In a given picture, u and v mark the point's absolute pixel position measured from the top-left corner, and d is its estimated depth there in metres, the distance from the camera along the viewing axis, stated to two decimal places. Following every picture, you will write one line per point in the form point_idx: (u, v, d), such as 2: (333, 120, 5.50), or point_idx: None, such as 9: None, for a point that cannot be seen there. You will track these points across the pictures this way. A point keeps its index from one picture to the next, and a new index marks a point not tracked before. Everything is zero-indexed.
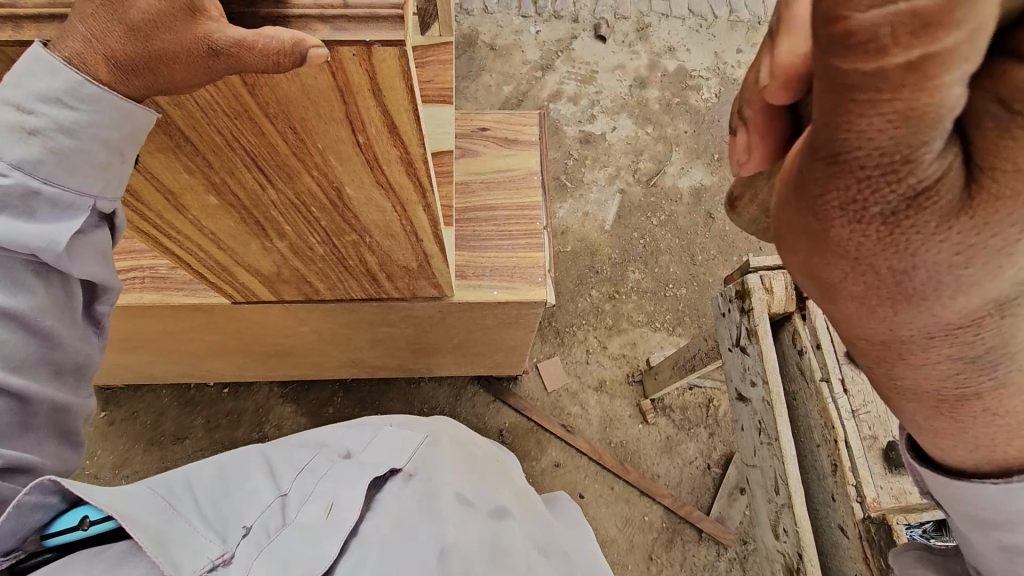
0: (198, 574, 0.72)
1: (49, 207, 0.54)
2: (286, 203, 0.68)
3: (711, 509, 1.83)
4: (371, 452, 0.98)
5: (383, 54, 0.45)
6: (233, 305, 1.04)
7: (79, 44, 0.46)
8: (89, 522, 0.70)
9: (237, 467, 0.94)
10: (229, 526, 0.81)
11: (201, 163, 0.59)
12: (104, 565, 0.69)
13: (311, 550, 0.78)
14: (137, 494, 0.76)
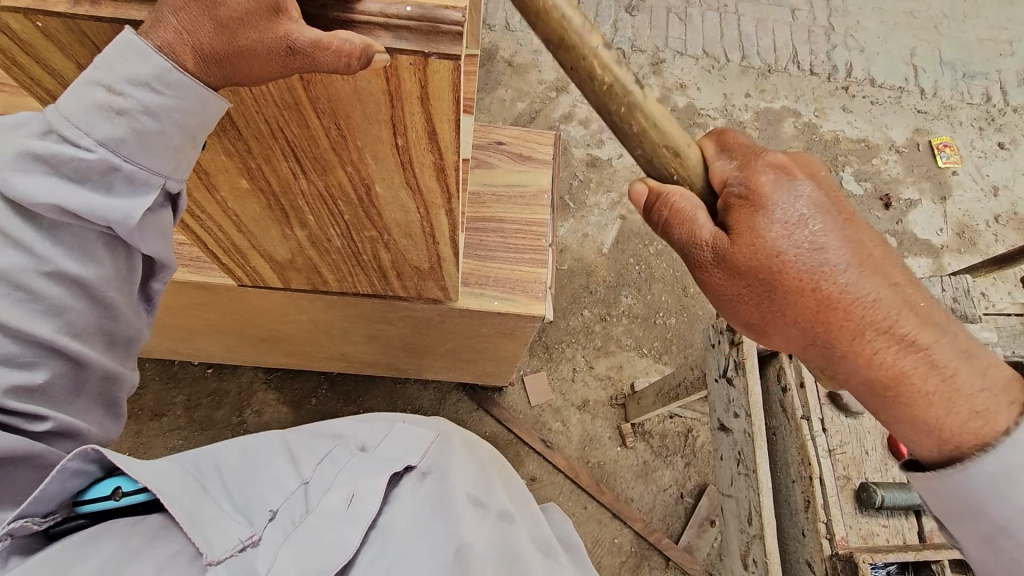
0: (230, 553, 0.80)
1: (125, 182, 0.57)
2: (314, 195, 0.70)
3: (679, 538, 1.86)
4: (389, 447, 1.02)
5: (438, 66, 0.48)
6: (239, 287, 1.05)
7: (171, 36, 0.50)
8: (121, 493, 0.78)
9: (259, 450, 1.00)
10: (256, 508, 0.89)
11: (241, 148, 0.61)
12: (140, 536, 0.79)
13: (334, 538, 0.85)
14: (163, 473, 0.84)
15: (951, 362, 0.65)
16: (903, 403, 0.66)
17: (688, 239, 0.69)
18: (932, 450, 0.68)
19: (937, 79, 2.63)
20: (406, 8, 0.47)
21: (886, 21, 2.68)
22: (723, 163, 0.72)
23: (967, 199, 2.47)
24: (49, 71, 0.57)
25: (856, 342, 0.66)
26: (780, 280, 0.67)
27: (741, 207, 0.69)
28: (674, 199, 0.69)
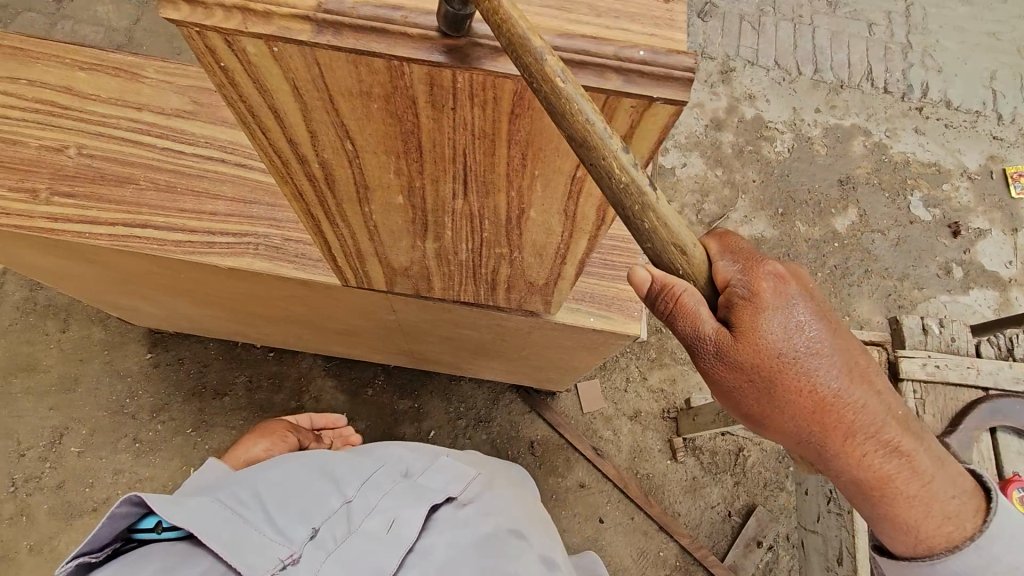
0: (271, 572, 0.87)
1: None
2: (464, 214, 0.70)
3: (725, 556, 1.85)
4: (429, 477, 1.11)
5: (660, 110, 0.47)
6: (342, 286, 1.06)
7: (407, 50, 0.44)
8: (162, 527, 0.92)
9: (300, 472, 1.06)
10: (297, 527, 0.96)
11: (414, 168, 0.61)
12: (181, 555, 0.88)
13: (373, 558, 0.91)
14: (202, 507, 0.92)
15: (926, 469, 0.74)
16: (885, 498, 0.75)
17: (695, 334, 0.66)
18: (894, 531, 0.79)
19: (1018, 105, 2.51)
20: (640, 52, 0.45)
21: (967, 42, 2.57)
22: (728, 262, 0.67)
23: None
24: (239, 95, 0.52)
25: (852, 449, 0.71)
26: (781, 385, 0.68)
27: (745, 308, 0.66)
28: (677, 292, 0.63)
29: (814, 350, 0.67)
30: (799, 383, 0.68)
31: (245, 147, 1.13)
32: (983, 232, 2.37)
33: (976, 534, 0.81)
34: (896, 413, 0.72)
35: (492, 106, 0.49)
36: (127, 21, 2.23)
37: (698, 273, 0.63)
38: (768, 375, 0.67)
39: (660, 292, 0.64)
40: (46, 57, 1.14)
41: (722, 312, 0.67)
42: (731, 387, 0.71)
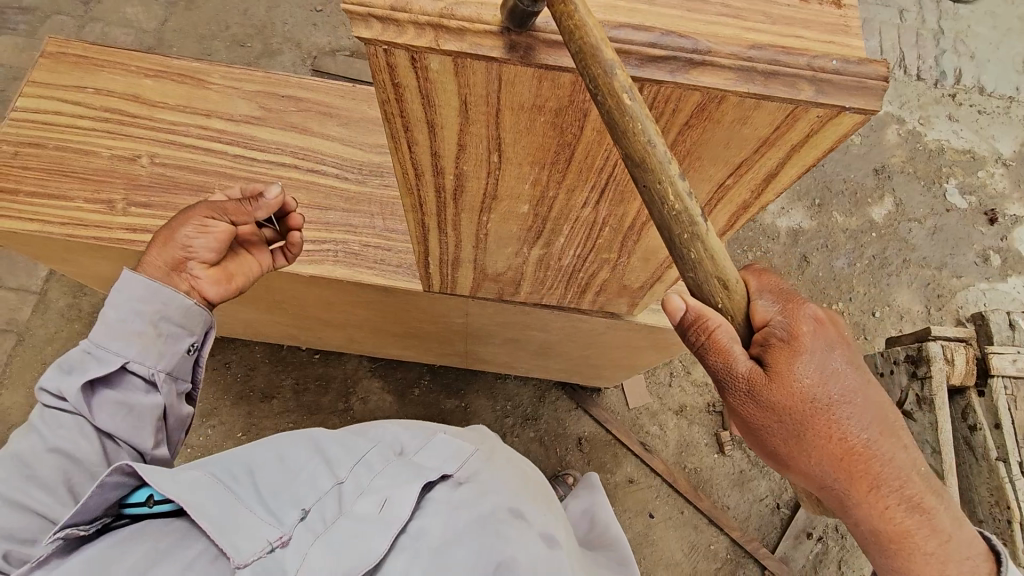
0: (258, 555, 0.76)
1: None
2: (586, 222, 0.69)
3: (776, 548, 1.85)
4: (427, 455, 0.91)
5: (847, 119, 0.46)
6: (423, 291, 1.05)
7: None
8: (152, 501, 0.81)
9: (294, 450, 0.92)
10: (288, 507, 0.84)
11: (553, 178, 0.60)
12: (173, 535, 0.78)
13: (362, 543, 0.76)
14: (195, 481, 0.81)
15: (952, 534, 0.62)
16: (905, 564, 0.62)
17: (724, 369, 0.55)
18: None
19: None
20: (833, 61, 0.44)
21: (999, 27, 2.50)
22: (767, 303, 0.56)
23: None
24: (401, 110, 0.51)
25: (877, 503, 0.60)
26: (813, 429, 0.57)
27: (779, 349, 0.55)
28: (712, 325, 0.53)
29: (854, 396, 0.57)
30: (834, 431, 0.57)
31: (317, 152, 1.12)
32: (1021, 219, 2.32)
33: None
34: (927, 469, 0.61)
35: (666, 118, 0.48)
36: (157, 21, 2.08)
37: (739, 309, 0.54)
38: (798, 419, 0.57)
39: (693, 324, 0.54)
40: (111, 65, 1.13)
41: (755, 349, 0.56)
42: (751, 423, 0.59)
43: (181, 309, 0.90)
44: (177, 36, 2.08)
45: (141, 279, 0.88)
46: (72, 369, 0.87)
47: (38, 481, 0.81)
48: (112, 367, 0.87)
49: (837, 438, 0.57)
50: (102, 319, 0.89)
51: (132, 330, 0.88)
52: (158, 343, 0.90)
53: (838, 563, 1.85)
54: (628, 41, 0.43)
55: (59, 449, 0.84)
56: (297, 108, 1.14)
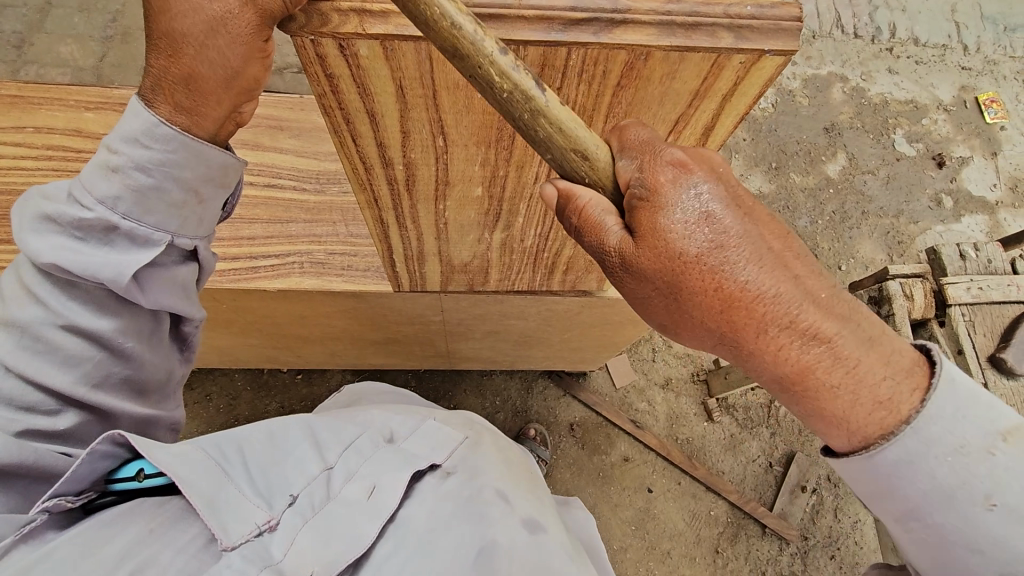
0: (247, 538, 0.72)
1: (126, 241, 0.67)
2: (541, 198, 0.70)
3: (774, 505, 1.89)
4: (415, 441, 0.93)
5: (769, 62, 0.47)
6: (395, 291, 1.06)
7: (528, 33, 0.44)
8: (144, 475, 0.73)
9: (285, 433, 0.89)
10: (278, 492, 0.80)
11: (500, 158, 0.61)
12: (165, 518, 0.71)
13: (351, 530, 0.76)
14: (188, 456, 0.75)
15: (856, 355, 0.51)
16: (828, 420, 0.53)
17: (595, 243, 0.52)
18: (846, 442, 0.53)
19: (980, 34, 2.55)
20: (748, 8, 0.46)
21: None
22: (624, 159, 0.51)
23: (1019, 151, 2.44)
24: (338, 103, 0.51)
25: (786, 362, 0.52)
26: (682, 281, 0.51)
27: (642, 207, 0.50)
28: (585, 202, 0.51)
29: (722, 239, 0.50)
30: (708, 282, 0.51)
31: (271, 166, 1.12)
32: (966, 160, 2.41)
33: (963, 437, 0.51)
34: (835, 303, 0.52)
35: (599, 81, 0.50)
36: (94, 58, 2.04)
37: (603, 176, 0.52)
38: (671, 278, 0.51)
39: (568, 206, 0.52)
40: (47, 102, 1.11)
41: (625, 215, 0.52)
42: (636, 300, 0.56)
43: (219, 163, 0.69)
44: (117, 70, 2.04)
45: (182, 136, 0.64)
46: (92, 239, 0.66)
47: (55, 358, 0.68)
48: (151, 248, 0.68)
49: (712, 290, 0.51)
50: (121, 172, 0.64)
51: (169, 198, 0.67)
52: (198, 209, 0.70)
53: (834, 511, 1.90)
54: (550, 7, 0.44)
55: (75, 327, 0.68)
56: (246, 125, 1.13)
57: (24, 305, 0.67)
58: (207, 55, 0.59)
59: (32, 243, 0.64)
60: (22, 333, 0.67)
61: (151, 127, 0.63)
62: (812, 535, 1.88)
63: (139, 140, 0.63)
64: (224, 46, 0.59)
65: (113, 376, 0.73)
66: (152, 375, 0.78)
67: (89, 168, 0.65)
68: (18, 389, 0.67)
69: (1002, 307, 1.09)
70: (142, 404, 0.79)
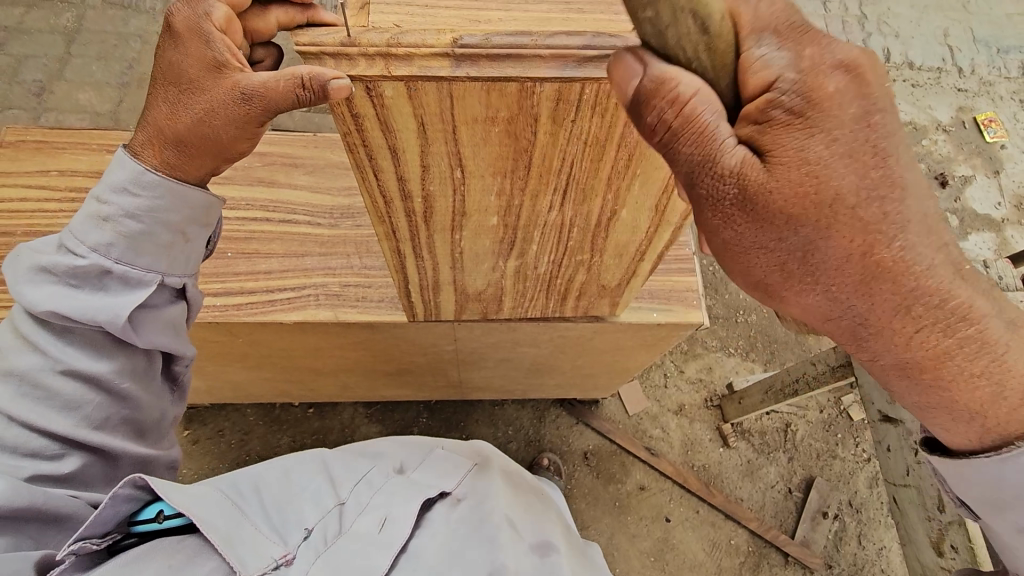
0: (262, 573, 0.72)
1: (123, 285, 0.69)
2: (555, 225, 0.72)
3: (796, 533, 1.85)
4: (424, 471, 0.92)
5: None
6: (409, 321, 1.07)
7: (542, 69, 0.47)
8: (163, 517, 0.73)
9: (300, 469, 0.90)
10: (290, 527, 0.80)
11: (516, 187, 0.63)
12: (183, 554, 0.71)
13: (363, 561, 0.75)
14: (203, 496, 0.77)
15: (1003, 340, 0.49)
16: (933, 382, 0.51)
17: (703, 160, 0.47)
18: (970, 441, 0.56)
19: (973, 57, 2.60)
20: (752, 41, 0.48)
21: (916, 4, 2.66)
22: (764, 53, 0.46)
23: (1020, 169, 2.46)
24: (363, 141, 0.54)
25: (900, 317, 0.48)
26: (814, 225, 0.47)
27: (778, 128, 0.46)
28: (686, 94, 0.45)
29: (875, 176, 0.46)
30: (840, 225, 0.46)
31: (286, 203, 1.15)
32: (969, 178, 2.43)
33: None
34: (967, 265, 0.49)
35: (612, 113, 0.52)
36: (112, 103, 2.12)
37: (721, 61, 0.45)
38: (791, 216, 0.47)
39: (655, 97, 0.45)
40: (72, 146, 1.15)
41: (745, 133, 0.47)
42: (735, 247, 0.50)
43: (203, 204, 0.71)
44: (134, 114, 2.11)
45: (166, 181, 0.67)
46: (88, 287, 0.68)
47: (55, 403, 0.69)
48: (145, 289, 0.70)
49: (837, 230, 0.46)
50: (112, 220, 0.67)
51: (159, 240, 0.69)
52: (186, 248, 0.72)
53: (858, 538, 1.86)
54: (564, 47, 0.47)
55: (73, 372, 0.69)
56: (262, 163, 1.16)
57: (22, 354, 0.68)
58: (215, 134, 0.63)
59: (30, 294, 0.67)
60: (21, 380, 0.68)
61: (139, 175, 0.66)
62: (836, 563, 1.83)
63: (128, 189, 0.67)
64: (233, 122, 0.62)
65: (112, 418, 0.73)
66: (151, 413, 0.78)
67: (78, 218, 0.68)
68: (22, 436, 0.67)
69: None
70: (141, 443, 0.79)
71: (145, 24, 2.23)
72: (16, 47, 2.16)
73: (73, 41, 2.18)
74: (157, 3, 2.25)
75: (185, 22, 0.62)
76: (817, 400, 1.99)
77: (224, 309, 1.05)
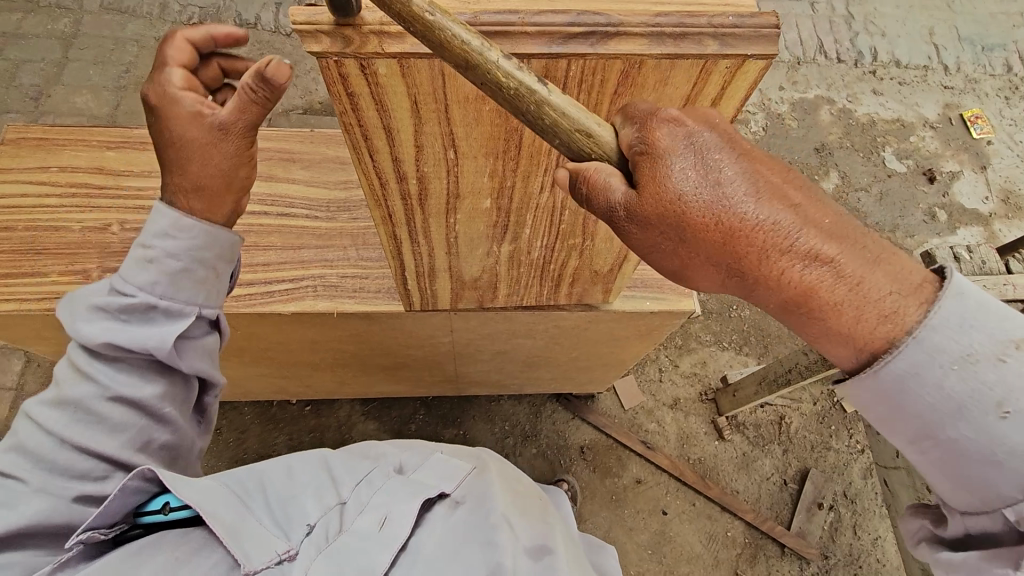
0: (267, 566, 0.74)
1: (168, 287, 0.71)
2: (546, 208, 0.74)
3: (791, 524, 1.86)
4: (426, 472, 0.95)
5: (752, 66, 0.52)
6: (407, 311, 1.08)
7: (526, 46, 0.49)
8: (168, 509, 0.75)
9: (303, 467, 0.93)
10: (295, 524, 0.83)
11: (509, 168, 0.65)
12: (188, 547, 0.74)
13: (363, 559, 0.77)
14: (212, 490, 0.78)
15: (856, 270, 0.52)
16: (816, 320, 0.54)
17: (606, 206, 0.54)
18: (860, 359, 0.54)
19: (959, 55, 2.65)
20: (730, 17, 0.50)
21: (901, 5, 2.71)
22: (625, 124, 0.55)
23: (1006, 164, 2.50)
24: (358, 120, 0.55)
25: (784, 280, 0.53)
26: (687, 224, 0.53)
27: (644, 161, 0.53)
28: (590, 172, 0.53)
29: (703, 181, 0.53)
30: (724, 251, 0.53)
31: (283, 196, 1.16)
32: (956, 174, 2.47)
33: (918, 325, 0.52)
34: (822, 223, 0.53)
35: (597, 90, 0.54)
36: (110, 107, 2.14)
37: (606, 153, 0.54)
38: (687, 216, 0.53)
39: (576, 177, 0.54)
40: (71, 142, 1.17)
41: (628, 177, 0.54)
42: (643, 248, 0.57)
43: (230, 244, 0.75)
44: (131, 118, 2.13)
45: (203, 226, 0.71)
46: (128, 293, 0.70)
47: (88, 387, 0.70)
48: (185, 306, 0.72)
49: (717, 215, 0.53)
50: (155, 262, 0.70)
51: (196, 275, 0.72)
52: (217, 283, 0.75)
53: (853, 528, 1.87)
54: (551, 24, 0.49)
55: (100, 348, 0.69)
56: (260, 159, 1.18)
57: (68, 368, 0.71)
58: (209, 162, 0.66)
59: (82, 330, 0.69)
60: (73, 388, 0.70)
61: (178, 220, 0.70)
62: (832, 553, 1.84)
63: (168, 233, 0.69)
64: (226, 153, 0.66)
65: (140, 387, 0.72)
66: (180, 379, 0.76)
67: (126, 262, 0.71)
68: (70, 428, 0.70)
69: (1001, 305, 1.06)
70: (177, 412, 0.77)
71: (142, 29, 2.25)
72: (13, 52, 2.18)
73: (71, 47, 2.20)
74: (153, 8, 2.27)
75: (154, 93, 0.65)
76: (810, 393, 2.02)
77: (222, 302, 1.06)
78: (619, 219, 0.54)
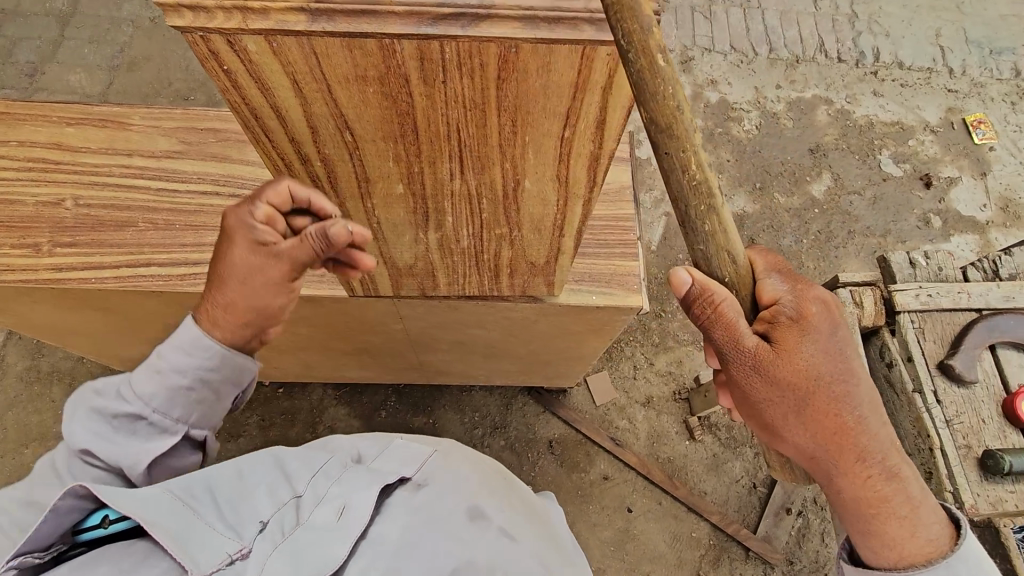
0: (218, 568, 0.73)
1: None
2: (462, 196, 0.74)
3: (758, 528, 1.85)
4: (383, 462, 0.96)
5: (634, 54, 0.51)
6: (352, 297, 1.09)
7: (395, 26, 0.48)
8: (106, 522, 0.75)
9: (254, 467, 0.93)
10: (249, 522, 0.82)
11: (412, 153, 0.64)
12: (131, 559, 0.72)
13: (319, 553, 0.77)
14: (156, 498, 0.76)
15: (907, 476, 0.82)
16: (878, 520, 0.81)
17: (728, 338, 0.77)
18: (891, 561, 0.82)
19: (966, 57, 2.57)
20: None
21: (908, 5, 2.64)
22: (776, 282, 0.80)
23: (1008, 172, 2.43)
24: (242, 98, 0.55)
25: (814, 452, 0.81)
26: (809, 398, 0.77)
27: (783, 328, 0.77)
28: (715, 296, 0.75)
29: (845, 371, 0.79)
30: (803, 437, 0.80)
31: (236, 177, 1.16)
32: (954, 180, 2.41)
33: (951, 552, 0.81)
34: (897, 443, 0.83)
35: (480, 75, 0.53)
36: (102, 86, 2.16)
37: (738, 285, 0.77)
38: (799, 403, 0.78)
39: (700, 295, 0.76)
40: (32, 118, 1.18)
41: (764, 325, 0.78)
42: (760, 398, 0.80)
43: None
44: (122, 97, 2.16)
45: None
46: None
47: None
48: None
49: (843, 402, 0.78)
50: None
51: None
52: None
53: (821, 535, 1.85)
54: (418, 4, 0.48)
55: None
56: (216, 140, 1.19)
57: None
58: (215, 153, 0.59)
59: None
60: None
61: None
62: (797, 559, 1.82)
63: None
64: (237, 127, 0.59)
65: None
66: None
67: None
68: None
69: (949, 316, 1.22)
70: None
71: (136, 11, 2.28)
72: (11, 30, 2.21)
73: (67, 25, 2.23)
74: None
75: None
76: None
77: (168, 281, 1.07)
78: (756, 372, 0.78)
